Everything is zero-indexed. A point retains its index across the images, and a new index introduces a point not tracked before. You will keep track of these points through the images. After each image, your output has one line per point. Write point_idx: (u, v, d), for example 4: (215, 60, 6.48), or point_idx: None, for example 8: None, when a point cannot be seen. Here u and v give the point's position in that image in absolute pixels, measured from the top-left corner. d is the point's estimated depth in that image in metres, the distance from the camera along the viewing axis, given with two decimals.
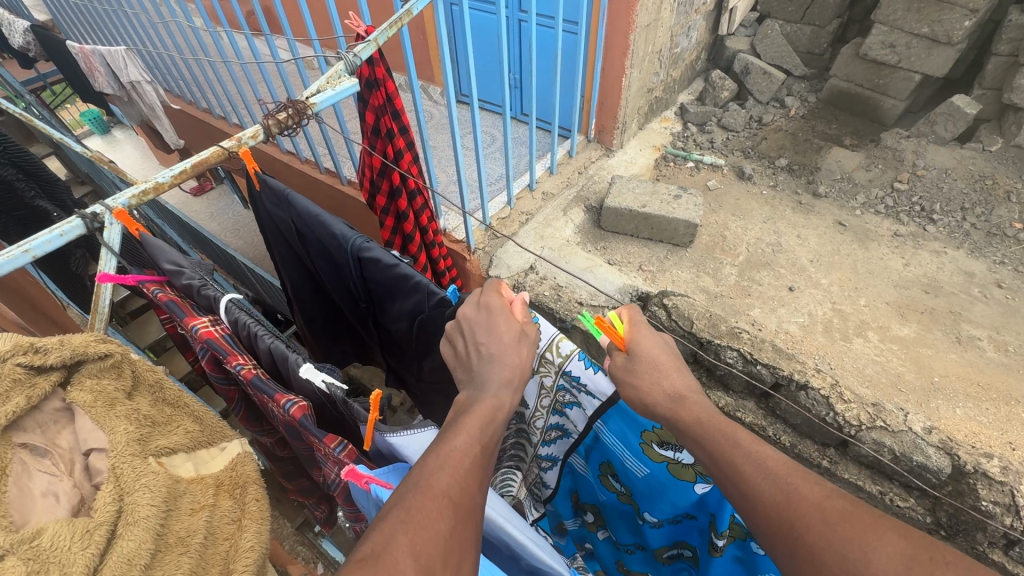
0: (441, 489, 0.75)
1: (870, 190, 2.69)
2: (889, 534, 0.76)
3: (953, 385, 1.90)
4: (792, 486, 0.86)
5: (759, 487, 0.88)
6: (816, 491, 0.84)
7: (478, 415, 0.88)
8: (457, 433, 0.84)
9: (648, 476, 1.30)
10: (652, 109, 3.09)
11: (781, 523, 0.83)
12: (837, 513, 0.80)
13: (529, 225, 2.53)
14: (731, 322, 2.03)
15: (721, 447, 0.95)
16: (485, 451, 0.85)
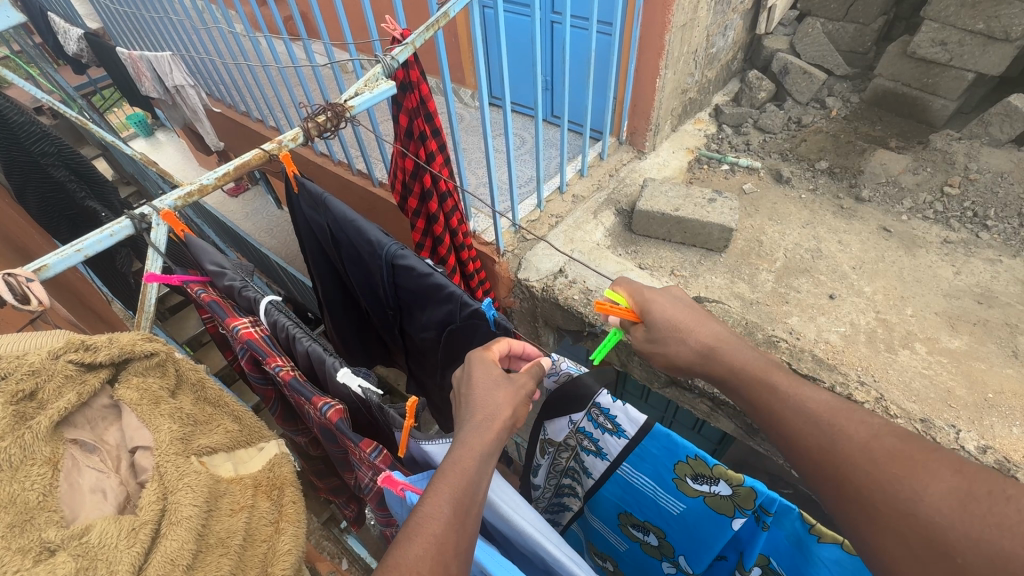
0: (411, 565, 0.75)
1: (918, 195, 2.57)
2: (942, 471, 0.85)
3: (1010, 403, 1.79)
4: (838, 428, 0.98)
5: (807, 434, 1.01)
6: (863, 431, 0.96)
7: (448, 479, 0.83)
8: (425, 503, 0.80)
9: (687, 512, 1.28)
10: (685, 110, 3.03)
11: (828, 464, 0.97)
12: (883, 452, 0.91)
13: (558, 227, 2.51)
14: (768, 331, 1.97)
15: (762, 396, 1.10)
16: (459, 511, 0.81)
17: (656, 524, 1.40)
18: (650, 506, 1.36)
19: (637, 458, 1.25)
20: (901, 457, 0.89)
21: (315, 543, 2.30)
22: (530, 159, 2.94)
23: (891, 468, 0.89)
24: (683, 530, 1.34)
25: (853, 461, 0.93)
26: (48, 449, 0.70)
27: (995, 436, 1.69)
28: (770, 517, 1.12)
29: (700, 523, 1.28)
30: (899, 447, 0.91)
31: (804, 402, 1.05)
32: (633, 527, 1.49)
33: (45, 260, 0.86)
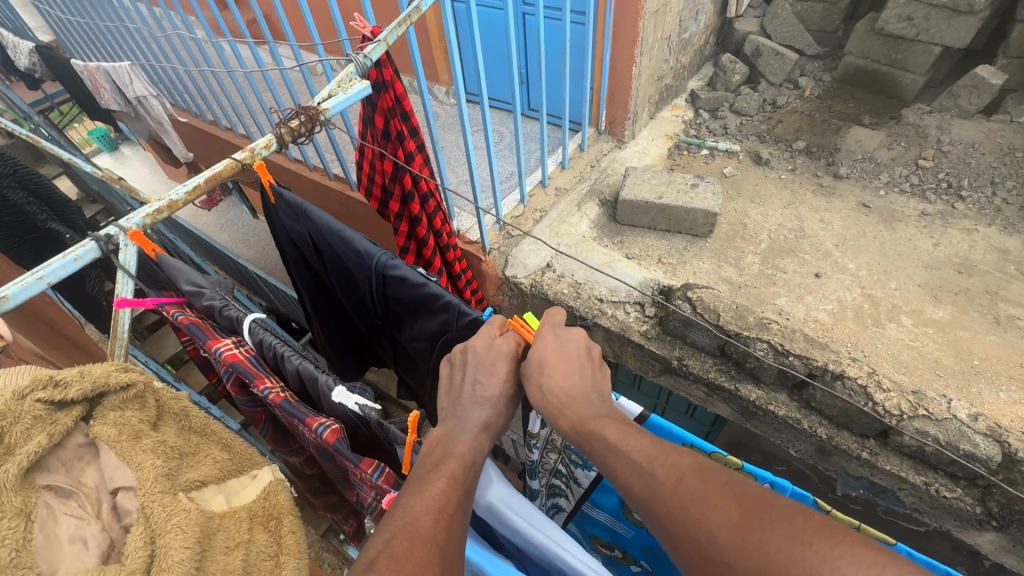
0: (428, 535, 0.73)
1: (894, 169, 2.60)
2: (729, 505, 0.69)
3: (995, 368, 1.84)
4: (652, 472, 0.78)
5: (627, 482, 0.79)
6: (670, 473, 0.76)
7: (460, 453, 0.85)
8: (440, 474, 0.81)
9: None
10: (662, 96, 3.01)
11: (650, 518, 0.76)
12: (687, 492, 0.73)
13: (544, 221, 2.49)
14: (759, 313, 1.87)
15: (594, 443, 0.86)
16: (468, 494, 0.81)
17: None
18: None
19: None
20: (703, 498, 0.71)
21: (316, 557, 2.26)
22: (511, 154, 2.92)
23: (698, 511, 0.71)
24: None
25: (670, 509, 0.73)
26: (18, 500, 0.64)
27: (983, 402, 1.73)
28: None
29: None
30: (710, 486, 0.72)
31: (628, 446, 0.83)
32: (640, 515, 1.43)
33: (3, 291, 0.79)
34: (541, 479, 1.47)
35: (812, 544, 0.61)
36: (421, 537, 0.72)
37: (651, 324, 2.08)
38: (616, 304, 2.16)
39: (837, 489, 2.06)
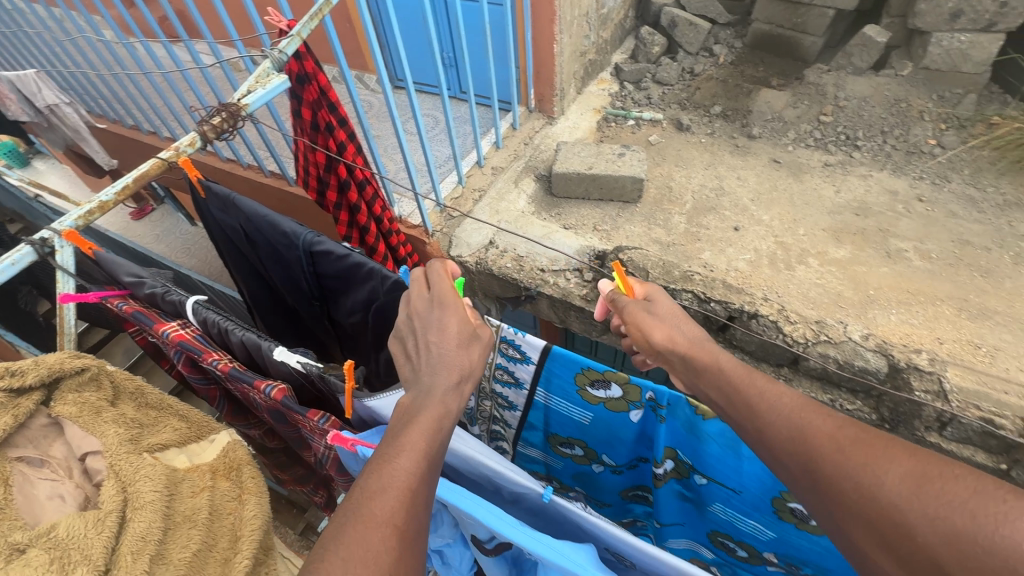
0: (384, 518, 0.81)
1: (799, 126, 2.84)
2: (900, 456, 0.90)
3: (886, 295, 2.11)
4: (806, 421, 1.02)
5: (782, 431, 1.03)
6: (829, 424, 1.00)
7: (421, 423, 0.91)
8: (397, 453, 0.86)
9: (596, 419, 1.43)
10: (587, 72, 3.13)
11: (803, 458, 0.99)
12: (847, 440, 0.96)
13: (483, 200, 2.58)
14: (684, 267, 2.06)
15: (738, 388, 1.13)
16: (427, 467, 0.88)
17: (582, 442, 1.55)
18: (568, 425, 1.51)
19: (548, 382, 1.41)
20: (864, 447, 0.94)
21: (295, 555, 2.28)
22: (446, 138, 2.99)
23: (856, 459, 0.92)
24: (599, 436, 1.49)
25: (828, 458, 0.96)
26: None
27: (877, 325, 1.99)
28: (663, 408, 1.28)
29: (611, 427, 1.44)
30: (861, 444, 0.94)
31: (780, 400, 1.08)
32: (562, 446, 1.61)
33: None
34: (478, 420, 1.68)
35: (977, 491, 0.81)
36: (377, 523, 0.80)
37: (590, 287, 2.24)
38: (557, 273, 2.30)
39: None
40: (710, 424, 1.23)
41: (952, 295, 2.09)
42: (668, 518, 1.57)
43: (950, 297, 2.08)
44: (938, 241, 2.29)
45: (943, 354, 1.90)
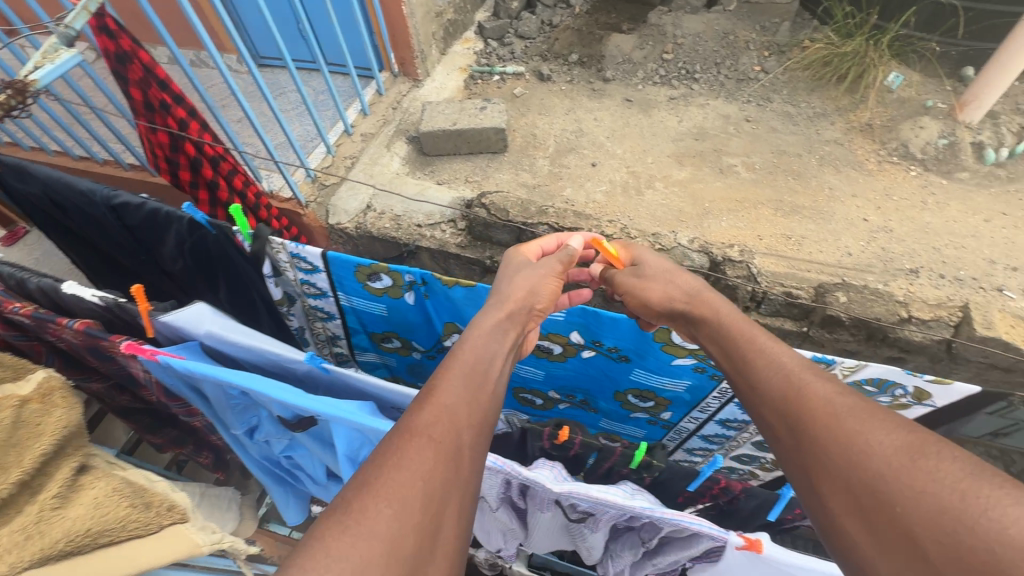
0: (424, 432, 0.90)
1: (646, 66, 3.09)
2: (898, 430, 0.85)
3: (719, 205, 2.42)
4: (804, 381, 1.00)
5: (772, 383, 1.03)
6: (829, 389, 0.97)
7: (465, 360, 1.07)
8: (441, 385, 0.99)
9: (391, 310, 1.65)
10: (448, 32, 3.21)
11: (789, 415, 0.97)
12: (843, 407, 0.92)
13: (356, 167, 2.64)
14: (541, 204, 2.28)
15: (736, 342, 1.16)
16: (471, 402, 0.99)
17: (397, 333, 1.77)
18: (377, 321, 1.73)
19: (342, 283, 1.59)
20: (862, 415, 0.90)
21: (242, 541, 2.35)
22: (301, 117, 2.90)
23: (849, 424, 0.89)
24: (402, 326, 1.71)
25: (815, 418, 0.93)
26: None
27: (710, 232, 2.30)
28: (426, 287, 1.49)
29: (404, 316, 1.65)
30: (857, 410, 0.91)
31: (780, 360, 1.07)
32: (386, 342, 1.85)
33: None
34: (301, 319, 1.87)
35: (971, 474, 0.76)
36: (415, 432, 0.90)
37: (464, 235, 2.38)
38: (433, 226, 2.43)
39: None
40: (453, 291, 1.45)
41: (771, 198, 2.43)
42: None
43: (769, 200, 2.42)
44: (761, 154, 2.62)
45: (761, 247, 2.23)
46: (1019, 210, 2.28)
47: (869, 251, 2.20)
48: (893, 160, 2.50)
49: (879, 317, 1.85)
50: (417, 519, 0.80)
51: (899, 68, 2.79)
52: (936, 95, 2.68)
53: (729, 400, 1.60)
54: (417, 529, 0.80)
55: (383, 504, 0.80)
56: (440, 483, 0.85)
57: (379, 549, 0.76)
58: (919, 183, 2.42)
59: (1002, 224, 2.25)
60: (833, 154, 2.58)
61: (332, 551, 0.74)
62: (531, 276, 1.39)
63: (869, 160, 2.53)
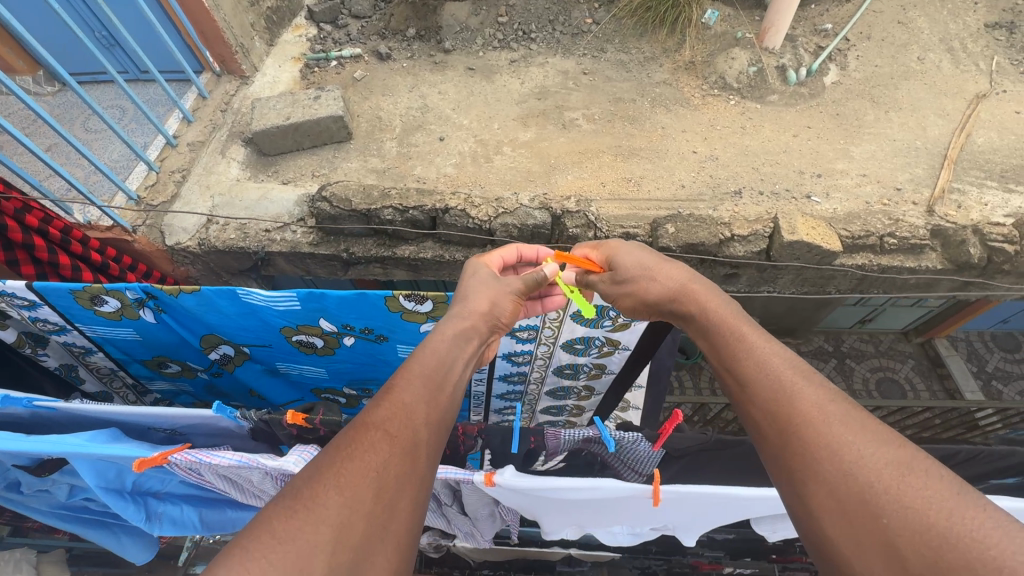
0: (378, 423, 0.77)
1: (484, 32, 3.07)
2: (888, 440, 0.71)
3: (564, 160, 2.49)
4: (794, 384, 0.83)
5: (759, 380, 0.87)
6: (820, 393, 0.81)
7: (433, 354, 0.92)
8: (406, 376, 0.85)
9: (142, 333, 1.36)
10: (272, 20, 3.01)
11: (778, 416, 0.81)
12: (834, 415, 0.77)
13: (189, 179, 2.46)
14: (385, 187, 2.24)
15: (724, 336, 0.98)
16: (435, 393, 0.86)
17: (166, 356, 1.48)
18: (137, 348, 1.44)
19: (69, 312, 1.28)
20: (854, 423, 0.75)
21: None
22: (105, 144, 2.55)
23: (838, 429, 0.75)
24: (167, 350, 1.44)
25: (805, 421, 0.78)
26: None
27: (557, 188, 2.38)
28: (160, 302, 1.23)
29: (159, 338, 1.38)
30: (856, 414, 0.76)
31: (770, 358, 0.89)
32: (165, 370, 1.56)
33: None
34: (58, 359, 1.51)
35: (961, 494, 0.63)
36: (370, 424, 0.77)
37: (315, 232, 2.31)
38: (282, 228, 2.33)
39: None
40: (181, 299, 1.19)
41: (610, 145, 2.53)
42: (285, 396, 1.65)
43: (609, 147, 2.52)
44: (599, 105, 2.71)
45: (604, 193, 2.34)
46: (820, 122, 2.54)
47: (699, 181, 2.36)
48: (715, 93, 2.69)
49: (702, 241, 2.01)
50: (362, 528, 0.67)
51: (712, 5, 2.97)
52: (746, 27, 2.88)
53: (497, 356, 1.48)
54: (367, 522, 0.67)
55: (333, 501, 0.67)
56: (394, 485, 0.72)
57: (329, 543, 0.64)
58: (738, 110, 2.62)
59: (808, 137, 2.49)
60: (663, 94, 2.72)
61: (260, 547, 0.61)
62: (489, 280, 1.16)
63: (694, 96, 2.69)
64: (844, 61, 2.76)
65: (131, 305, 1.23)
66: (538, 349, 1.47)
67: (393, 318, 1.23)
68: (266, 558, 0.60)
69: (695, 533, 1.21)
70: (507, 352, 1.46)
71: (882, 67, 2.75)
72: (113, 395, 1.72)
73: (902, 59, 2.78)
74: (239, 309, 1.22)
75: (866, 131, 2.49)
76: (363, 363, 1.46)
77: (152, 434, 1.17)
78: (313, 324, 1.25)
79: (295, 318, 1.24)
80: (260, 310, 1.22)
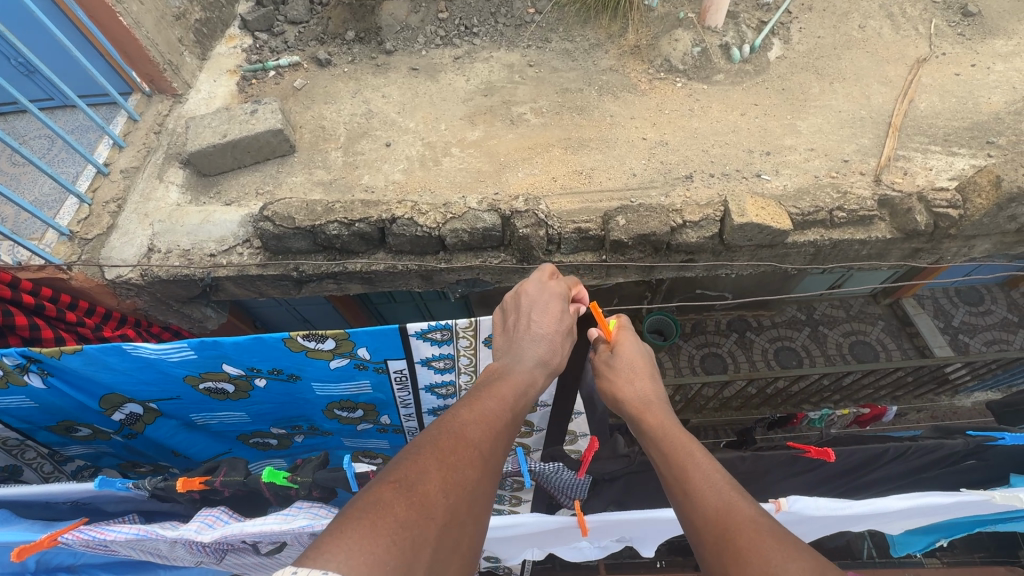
0: (473, 440, 0.80)
1: (425, 29, 2.99)
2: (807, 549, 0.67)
3: (514, 157, 2.44)
4: (732, 499, 0.78)
5: (704, 495, 0.80)
6: (752, 508, 0.76)
7: (511, 382, 0.97)
8: (491, 396, 0.90)
9: (38, 399, 1.34)
10: (202, 33, 2.89)
11: (719, 531, 0.74)
12: (768, 528, 0.71)
13: (125, 208, 2.36)
14: (329, 201, 2.17)
15: (674, 451, 0.90)
16: (513, 418, 0.90)
17: (72, 423, 1.45)
18: (37, 415, 1.41)
19: None
20: (783, 536, 0.70)
21: None
22: (31, 178, 2.45)
23: (767, 538, 0.69)
24: (69, 413, 1.40)
25: (737, 529, 0.72)
26: None
27: (509, 186, 2.34)
28: (44, 363, 1.24)
29: (55, 403, 1.36)
30: (784, 525, 0.71)
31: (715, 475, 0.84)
32: (73, 436, 1.51)
33: None
34: None
35: None
36: (465, 435, 0.80)
37: (262, 253, 2.23)
38: (228, 251, 2.25)
39: (475, 294, 2.60)
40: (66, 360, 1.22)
41: (560, 138, 2.49)
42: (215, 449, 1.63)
43: (558, 140, 2.48)
44: (547, 97, 2.66)
45: (557, 188, 2.30)
46: (767, 98, 2.53)
47: (650, 167, 2.34)
48: (661, 77, 2.66)
49: (654, 231, 1.99)
50: (455, 531, 0.69)
51: None
52: (688, 6, 2.85)
53: (418, 389, 1.41)
54: (460, 530, 0.69)
55: (440, 505, 0.69)
56: (482, 494, 0.75)
57: (435, 543, 0.65)
58: (685, 92, 2.59)
59: (756, 114, 2.48)
60: (611, 82, 2.68)
61: (384, 527, 0.62)
62: (547, 308, 1.11)
63: (641, 81, 2.66)
64: (788, 35, 2.76)
65: (14, 372, 1.24)
66: (460, 380, 1.38)
67: (298, 356, 1.26)
68: (390, 539, 0.61)
69: (653, 542, 1.27)
70: (429, 384, 1.39)
71: (825, 38, 2.75)
72: (24, 467, 1.58)
73: (844, 28, 2.78)
74: (133, 363, 1.26)
75: (812, 105, 2.49)
76: (282, 404, 1.48)
77: (57, 506, 1.18)
78: (216, 369, 1.29)
79: (195, 365, 1.27)
80: (153, 363, 1.26)
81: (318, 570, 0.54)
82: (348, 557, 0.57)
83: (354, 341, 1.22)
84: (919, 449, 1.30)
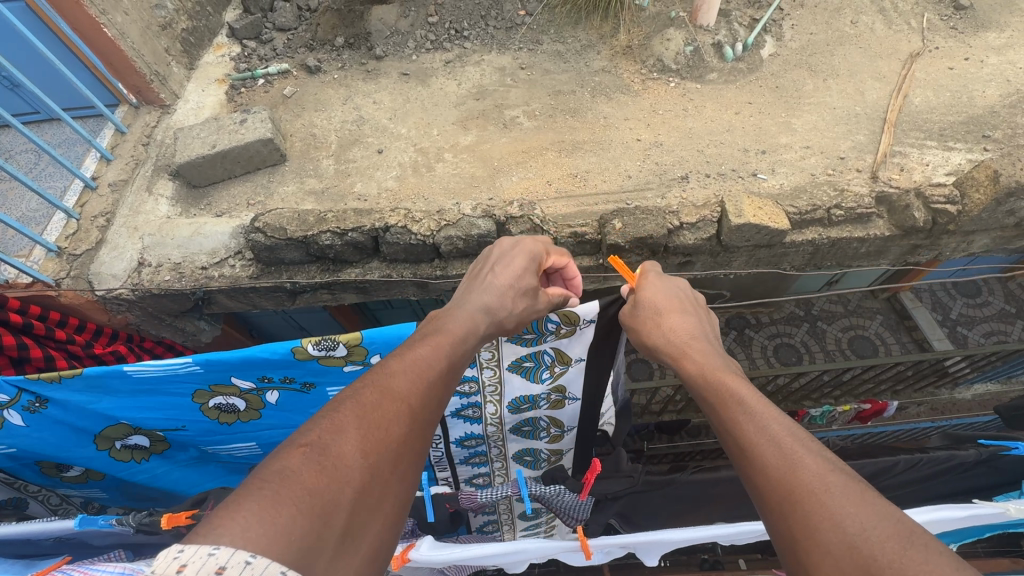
0: (401, 394, 0.75)
1: (415, 34, 2.96)
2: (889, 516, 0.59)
3: (508, 161, 2.42)
4: (792, 450, 0.69)
5: (759, 444, 0.72)
6: (815, 460, 0.67)
7: (450, 334, 0.91)
8: (424, 346, 0.86)
9: (35, 440, 1.31)
10: (189, 42, 2.86)
11: (781, 485, 0.66)
12: (837, 486, 0.63)
13: (115, 222, 2.33)
14: (321, 211, 2.13)
15: (720, 398, 0.82)
16: (451, 370, 0.86)
17: (62, 462, 1.41)
18: (36, 456, 1.37)
19: None
20: (857, 497, 0.61)
21: None
22: (18, 194, 2.41)
23: (838, 500, 0.61)
24: (67, 452, 1.37)
25: (803, 486, 0.64)
26: None
27: (504, 191, 2.32)
28: (30, 399, 1.21)
29: (48, 442, 1.32)
30: (856, 482, 0.63)
31: (769, 422, 0.75)
32: (75, 473, 1.48)
33: None
34: None
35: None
36: (393, 391, 0.75)
37: (254, 265, 2.21)
38: (220, 263, 2.22)
39: None
40: (64, 382, 1.18)
41: (554, 141, 2.46)
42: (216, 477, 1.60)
43: (552, 143, 2.46)
44: (540, 100, 2.63)
45: (552, 192, 2.28)
46: (761, 97, 2.51)
47: (645, 169, 2.32)
48: (654, 77, 2.64)
49: (651, 233, 1.97)
50: (375, 491, 0.64)
51: None
52: (680, 5, 2.83)
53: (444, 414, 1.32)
54: (381, 489, 0.65)
55: (360, 466, 0.64)
56: (409, 452, 0.71)
57: (347, 508, 0.60)
58: (678, 92, 2.58)
59: (750, 113, 2.46)
60: (603, 83, 2.66)
61: (288, 497, 0.56)
62: (517, 275, 1.06)
63: (634, 82, 2.64)
64: (780, 32, 2.74)
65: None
66: (486, 412, 1.32)
67: (310, 367, 1.20)
68: (294, 507, 0.55)
69: (657, 551, 1.18)
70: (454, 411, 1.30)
71: (818, 34, 2.73)
72: (29, 501, 1.55)
73: (837, 24, 2.77)
74: (132, 386, 1.21)
75: (806, 102, 2.48)
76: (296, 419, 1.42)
77: (41, 542, 1.15)
78: (225, 385, 1.23)
79: (202, 384, 1.22)
80: (156, 385, 1.21)
81: (208, 547, 0.47)
82: (245, 528, 0.51)
83: (366, 347, 1.16)
84: (928, 460, 1.30)
